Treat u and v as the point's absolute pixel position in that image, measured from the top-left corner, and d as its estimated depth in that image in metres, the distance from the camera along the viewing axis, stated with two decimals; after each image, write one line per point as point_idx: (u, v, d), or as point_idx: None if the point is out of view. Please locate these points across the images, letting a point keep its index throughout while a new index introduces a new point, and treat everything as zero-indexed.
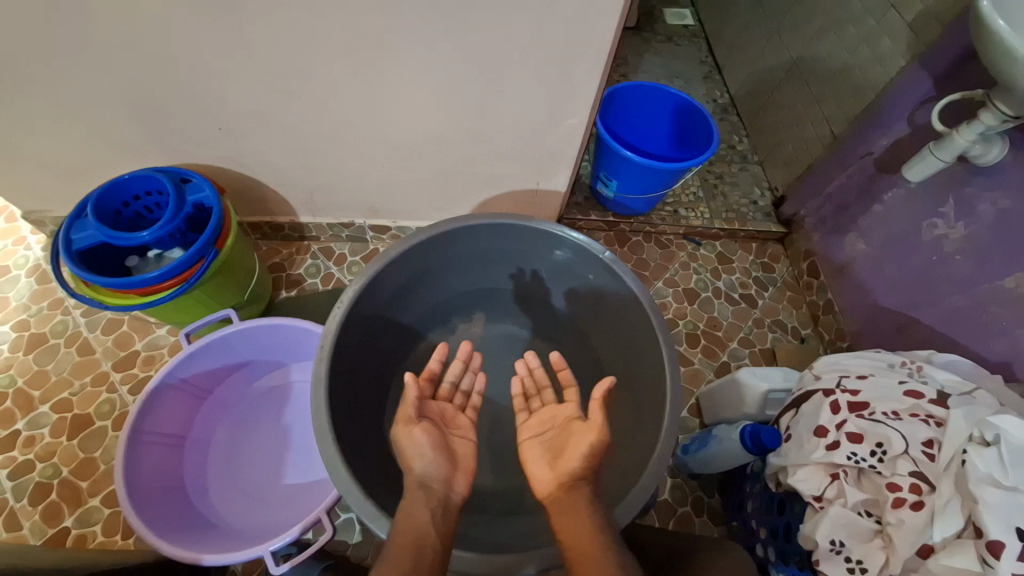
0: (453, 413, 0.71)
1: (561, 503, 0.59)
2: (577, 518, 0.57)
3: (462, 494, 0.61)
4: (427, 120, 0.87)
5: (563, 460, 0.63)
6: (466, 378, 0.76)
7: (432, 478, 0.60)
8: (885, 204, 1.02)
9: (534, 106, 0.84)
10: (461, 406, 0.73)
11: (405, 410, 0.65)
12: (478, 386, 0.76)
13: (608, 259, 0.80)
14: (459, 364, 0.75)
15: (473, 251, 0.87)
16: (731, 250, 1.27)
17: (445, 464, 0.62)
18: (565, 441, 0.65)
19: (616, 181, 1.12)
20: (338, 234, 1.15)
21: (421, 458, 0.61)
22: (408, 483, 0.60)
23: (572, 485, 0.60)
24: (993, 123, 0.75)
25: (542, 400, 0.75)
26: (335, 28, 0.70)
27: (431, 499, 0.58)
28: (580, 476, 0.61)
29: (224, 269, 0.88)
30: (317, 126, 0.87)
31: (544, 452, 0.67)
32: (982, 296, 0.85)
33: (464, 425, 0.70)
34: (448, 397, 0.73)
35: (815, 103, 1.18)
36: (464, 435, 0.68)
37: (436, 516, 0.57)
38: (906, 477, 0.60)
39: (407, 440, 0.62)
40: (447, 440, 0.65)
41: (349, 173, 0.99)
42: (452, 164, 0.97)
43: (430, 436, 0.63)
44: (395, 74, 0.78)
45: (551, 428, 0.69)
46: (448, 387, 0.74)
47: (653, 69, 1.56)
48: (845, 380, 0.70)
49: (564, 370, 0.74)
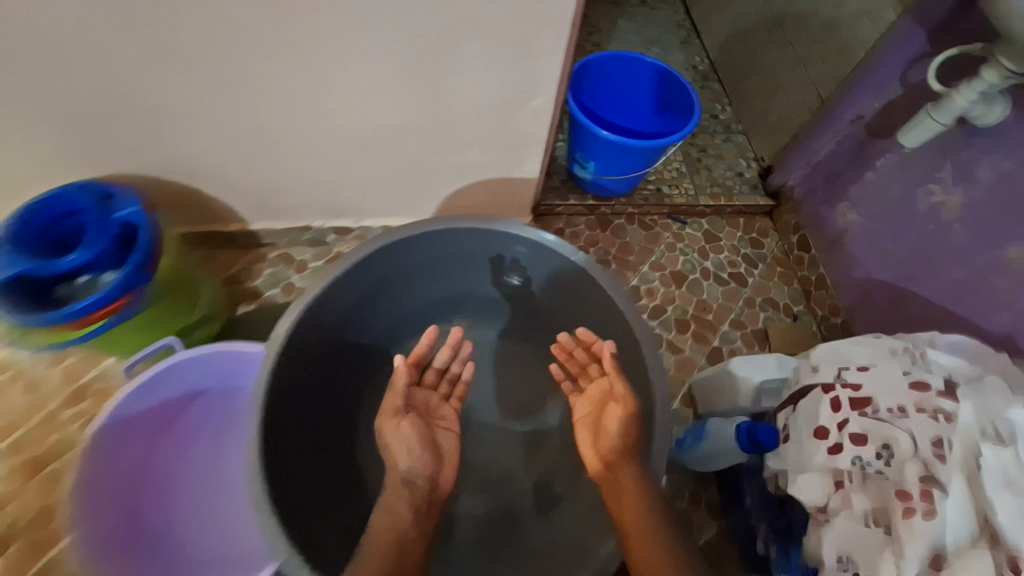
0: (436, 403, 0.71)
1: (608, 484, 0.60)
2: (619, 497, 0.58)
3: (446, 488, 0.64)
4: (382, 112, 0.80)
5: (604, 438, 0.63)
6: (455, 364, 0.75)
7: (416, 475, 0.61)
8: (877, 170, 0.97)
9: (500, 86, 0.77)
10: (446, 394, 0.73)
11: (392, 401, 0.65)
12: (467, 374, 0.74)
13: (580, 262, 0.75)
14: (447, 351, 0.73)
15: (434, 258, 0.80)
16: (718, 227, 1.19)
17: (431, 461, 0.63)
18: (600, 414, 0.66)
19: (593, 162, 1.05)
20: (297, 238, 1.03)
21: (407, 453, 0.62)
22: (390, 477, 0.61)
23: (613, 463, 0.61)
24: (997, 80, 0.71)
25: (587, 377, 0.72)
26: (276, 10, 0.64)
27: (414, 497, 0.59)
28: (618, 453, 0.61)
29: (184, 276, 0.83)
30: (260, 122, 0.79)
31: (590, 431, 0.67)
32: (983, 266, 0.81)
33: (448, 416, 0.71)
34: (434, 383, 0.73)
35: (801, 65, 1.11)
36: (448, 427, 0.70)
37: (419, 515, 0.58)
38: (915, 483, 0.54)
39: (395, 434, 0.63)
40: (431, 434, 0.66)
41: (302, 173, 0.90)
42: (413, 158, 0.89)
43: (415, 429, 0.64)
44: (344, 66, 0.71)
45: (594, 407, 0.68)
46: (434, 372, 0.73)
47: (628, 36, 1.45)
48: (845, 371, 0.63)
49: (596, 342, 0.71)
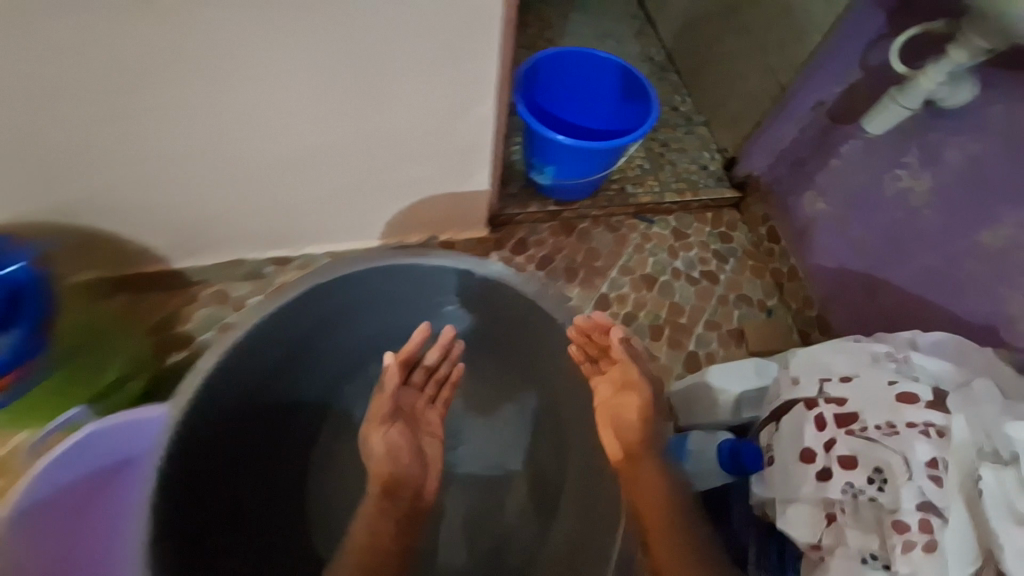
0: (422, 406, 0.69)
1: (632, 472, 0.62)
2: (646, 484, 0.61)
3: (431, 497, 0.65)
4: (309, 129, 0.72)
5: (626, 427, 0.64)
6: (444, 364, 0.72)
7: (405, 479, 0.62)
8: (842, 157, 0.93)
9: (437, 92, 0.70)
10: (432, 396, 0.70)
11: (381, 404, 0.63)
12: (455, 375, 0.72)
13: (532, 293, 0.67)
14: (438, 351, 0.70)
15: (367, 296, 0.71)
16: (686, 224, 1.15)
17: (419, 466, 0.64)
18: (619, 403, 0.64)
19: (550, 166, 0.99)
20: (233, 272, 0.94)
21: (393, 459, 0.62)
22: (373, 485, 0.61)
23: (638, 453, 0.62)
24: (964, 59, 0.69)
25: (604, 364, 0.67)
26: (167, 19, 0.57)
27: (398, 508, 0.61)
28: (643, 443, 0.63)
29: (86, 334, 0.75)
30: (171, 146, 0.71)
31: (608, 420, 0.65)
32: (957, 253, 0.78)
33: (433, 422, 0.69)
34: (420, 383, 0.70)
35: (757, 51, 1.07)
36: (433, 433, 0.68)
37: (401, 526, 0.61)
38: (913, 514, 0.50)
39: (381, 439, 0.62)
40: (418, 439, 0.65)
41: (228, 202, 0.81)
42: (350, 178, 0.81)
43: (403, 436, 0.63)
44: (260, 79, 0.65)
45: (612, 395, 0.65)
46: (422, 372, 0.70)
47: (581, 29, 1.39)
48: (827, 385, 0.59)
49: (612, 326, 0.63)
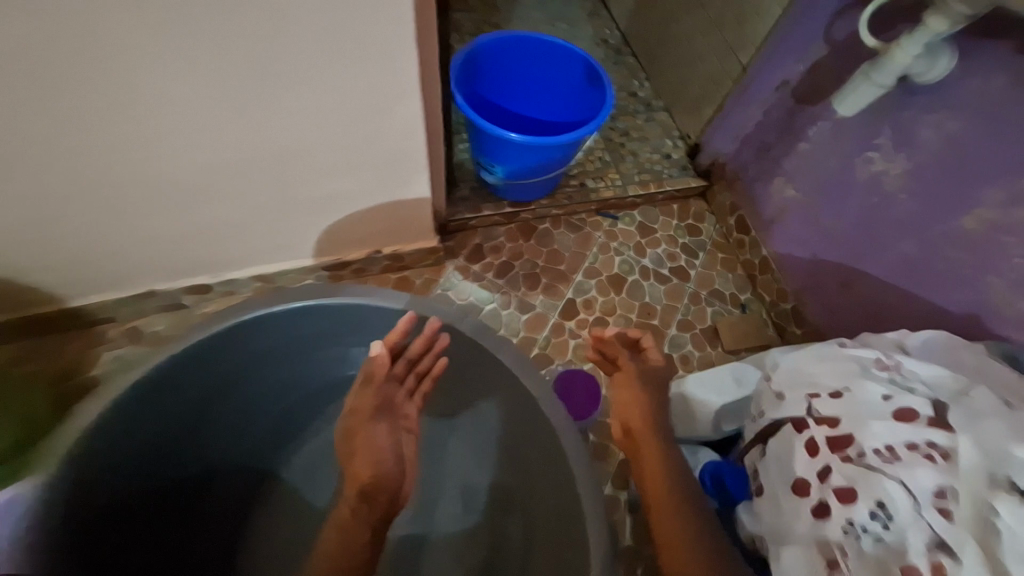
0: (401, 398, 0.64)
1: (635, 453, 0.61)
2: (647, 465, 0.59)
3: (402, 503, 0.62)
4: (205, 142, 0.60)
5: (626, 410, 0.63)
6: (426, 358, 0.66)
7: (384, 485, 0.58)
8: (810, 140, 0.87)
9: (353, 94, 0.60)
10: (411, 388, 0.66)
11: (368, 401, 0.60)
12: (436, 370, 0.66)
13: (470, 329, 0.66)
14: (423, 343, 0.64)
15: (295, 339, 0.69)
16: (652, 218, 1.08)
17: (400, 472, 0.60)
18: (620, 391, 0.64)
19: (499, 165, 0.90)
20: (145, 307, 0.83)
21: (374, 461, 0.58)
22: (352, 488, 0.57)
23: (639, 434, 0.61)
24: (942, 28, 0.62)
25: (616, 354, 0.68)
26: None
27: (377, 511, 0.57)
28: (645, 424, 0.61)
29: None
30: (32, 175, 0.58)
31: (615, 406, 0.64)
32: (935, 240, 0.73)
33: (411, 415, 0.65)
34: (400, 374, 0.65)
35: (715, 29, 1.00)
36: (410, 428, 0.64)
37: (373, 541, 0.57)
38: (924, 556, 0.45)
39: (364, 438, 0.59)
40: (398, 437, 0.61)
41: (122, 231, 0.69)
42: (265, 193, 0.70)
43: (388, 440, 0.60)
44: (128, 89, 0.52)
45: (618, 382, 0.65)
46: (403, 364, 0.65)
47: (530, 13, 1.29)
48: (816, 402, 0.55)
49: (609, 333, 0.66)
